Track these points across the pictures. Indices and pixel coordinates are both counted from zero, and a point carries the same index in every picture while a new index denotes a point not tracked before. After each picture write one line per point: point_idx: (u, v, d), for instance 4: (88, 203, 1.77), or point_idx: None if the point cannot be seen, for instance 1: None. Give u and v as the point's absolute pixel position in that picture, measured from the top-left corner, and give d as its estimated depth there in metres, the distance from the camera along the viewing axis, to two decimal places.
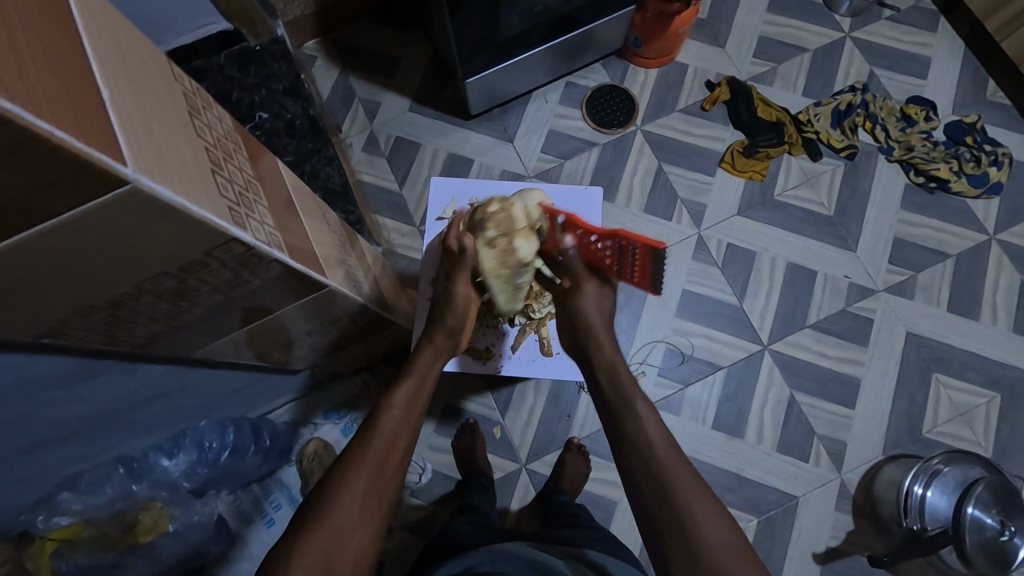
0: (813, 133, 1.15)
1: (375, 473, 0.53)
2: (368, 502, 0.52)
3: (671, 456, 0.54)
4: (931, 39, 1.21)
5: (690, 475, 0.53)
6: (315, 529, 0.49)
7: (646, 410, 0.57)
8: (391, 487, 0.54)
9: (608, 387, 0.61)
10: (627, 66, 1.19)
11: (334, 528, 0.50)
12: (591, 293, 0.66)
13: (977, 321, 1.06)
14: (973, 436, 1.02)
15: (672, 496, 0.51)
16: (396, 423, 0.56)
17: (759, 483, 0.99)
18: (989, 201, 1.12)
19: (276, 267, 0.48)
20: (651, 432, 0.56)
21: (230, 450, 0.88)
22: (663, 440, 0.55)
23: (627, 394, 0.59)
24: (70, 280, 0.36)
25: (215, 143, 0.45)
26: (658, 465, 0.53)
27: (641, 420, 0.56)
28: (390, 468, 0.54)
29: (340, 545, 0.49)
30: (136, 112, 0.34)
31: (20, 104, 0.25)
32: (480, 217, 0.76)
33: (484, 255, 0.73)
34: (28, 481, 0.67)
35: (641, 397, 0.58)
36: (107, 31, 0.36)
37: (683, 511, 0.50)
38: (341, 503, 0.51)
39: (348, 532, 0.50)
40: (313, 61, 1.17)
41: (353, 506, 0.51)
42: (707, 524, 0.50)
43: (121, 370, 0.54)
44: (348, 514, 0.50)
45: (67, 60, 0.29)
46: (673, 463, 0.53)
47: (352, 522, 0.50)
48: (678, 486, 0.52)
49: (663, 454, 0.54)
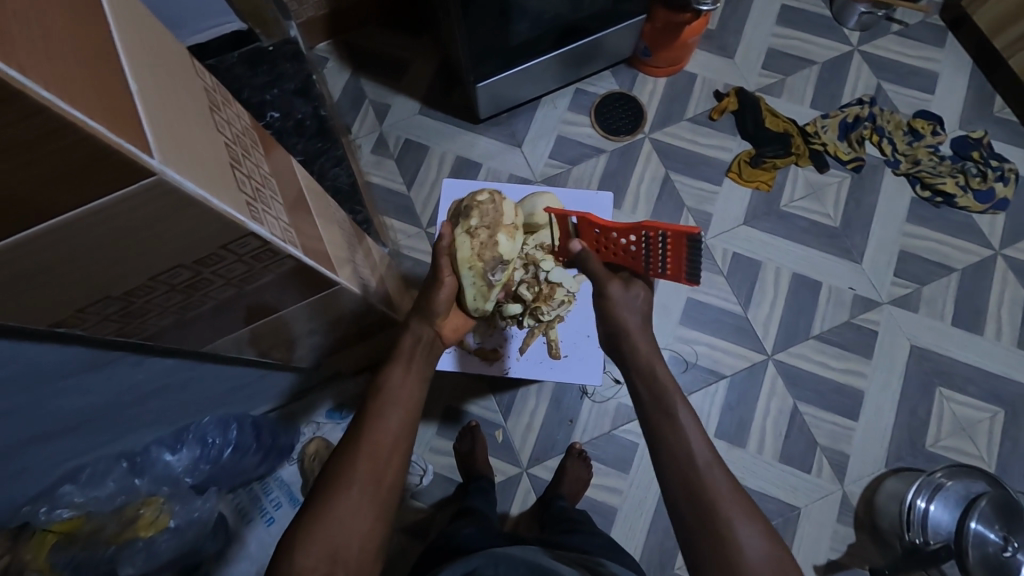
0: (820, 145, 1.15)
1: (375, 469, 0.53)
2: (370, 498, 0.52)
3: (715, 470, 0.54)
4: (938, 54, 1.21)
5: (730, 489, 0.53)
6: (318, 525, 0.50)
7: (688, 420, 0.58)
8: (395, 482, 0.54)
9: (646, 393, 0.61)
10: (635, 75, 1.20)
11: (336, 524, 0.50)
12: (621, 294, 0.64)
13: (981, 336, 1.06)
14: (975, 451, 1.01)
15: (718, 513, 0.51)
16: (404, 420, 0.57)
17: (759, 493, 0.99)
18: (994, 216, 1.12)
19: (290, 262, 0.49)
20: (693, 441, 0.56)
21: (233, 447, 0.87)
22: (706, 453, 0.55)
23: (671, 404, 0.59)
24: (88, 271, 0.36)
25: (233, 139, 0.46)
26: (700, 474, 0.54)
27: (684, 431, 0.57)
28: (392, 465, 0.54)
29: (342, 540, 0.50)
30: (162, 107, 0.35)
31: (54, 92, 0.25)
32: (466, 205, 0.73)
33: (462, 245, 0.70)
34: (30, 472, 0.67)
35: (681, 408, 0.58)
36: (136, 28, 0.36)
37: (728, 526, 0.51)
38: (343, 499, 0.51)
39: (350, 526, 0.50)
40: (324, 63, 1.19)
41: (355, 503, 0.51)
42: (754, 540, 0.50)
43: (127, 363, 0.54)
44: (351, 513, 0.51)
45: (99, 55, 0.30)
46: (712, 479, 0.53)
47: (354, 518, 0.51)
48: (718, 499, 0.52)
49: (705, 467, 0.54)
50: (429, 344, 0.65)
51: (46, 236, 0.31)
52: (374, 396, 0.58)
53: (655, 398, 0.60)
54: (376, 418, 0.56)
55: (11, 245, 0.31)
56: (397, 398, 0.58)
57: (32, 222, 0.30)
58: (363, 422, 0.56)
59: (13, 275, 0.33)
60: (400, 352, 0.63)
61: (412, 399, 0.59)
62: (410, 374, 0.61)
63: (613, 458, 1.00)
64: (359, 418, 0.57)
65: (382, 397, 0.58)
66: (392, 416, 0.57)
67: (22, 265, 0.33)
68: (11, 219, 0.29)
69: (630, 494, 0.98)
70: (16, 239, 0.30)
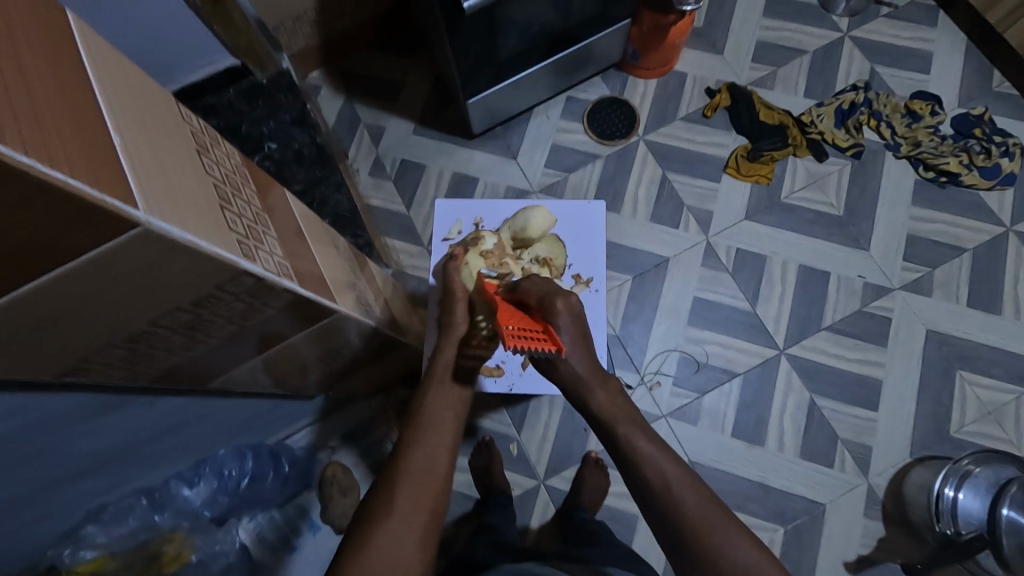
0: (817, 134, 1.14)
1: (416, 495, 0.53)
2: (412, 525, 0.51)
3: (685, 484, 0.54)
4: (931, 34, 1.20)
5: (711, 504, 0.53)
6: (358, 558, 0.49)
7: (650, 448, 0.56)
8: (435, 511, 0.53)
9: (621, 413, 0.59)
10: (626, 79, 1.20)
11: (378, 555, 0.49)
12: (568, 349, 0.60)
13: (1000, 315, 1.04)
14: (1004, 434, 0.99)
15: (701, 537, 0.51)
16: (437, 453, 0.57)
17: (783, 492, 0.97)
18: (1003, 192, 1.10)
19: (287, 296, 0.49)
20: (662, 467, 0.55)
21: (250, 477, 0.88)
22: (676, 471, 0.55)
23: (635, 426, 0.58)
24: (93, 317, 0.37)
25: (223, 179, 0.47)
26: (675, 497, 0.53)
27: (651, 456, 0.56)
28: (429, 492, 0.54)
29: (385, 571, 0.48)
30: (146, 155, 0.35)
31: (32, 155, 0.26)
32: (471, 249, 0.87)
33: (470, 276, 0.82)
34: (51, 518, 0.68)
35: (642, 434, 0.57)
36: (120, 80, 0.37)
37: (712, 543, 0.51)
38: (383, 528, 0.50)
39: (392, 559, 0.49)
40: (318, 90, 1.20)
41: (396, 534, 0.50)
42: (743, 553, 0.50)
43: (138, 403, 0.55)
44: (393, 544, 0.50)
45: (81, 112, 0.31)
46: (690, 498, 0.53)
47: (396, 547, 0.50)
48: (700, 521, 0.52)
49: (676, 483, 0.54)
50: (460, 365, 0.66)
51: (47, 286, 0.32)
52: (409, 427, 0.59)
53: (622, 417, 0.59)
54: (413, 448, 0.57)
55: (14, 298, 0.31)
56: (418, 430, 0.58)
57: (30, 276, 0.31)
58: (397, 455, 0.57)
59: (14, 326, 0.33)
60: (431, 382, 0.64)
61: (448, 426, 0.60)
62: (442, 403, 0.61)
63: None
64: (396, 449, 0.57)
65: (418, 426, 0.59)
66: (427, 443, 0.57)
67: (26, 316, 0.33)
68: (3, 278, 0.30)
69: None
70: (24, 289, 0.31)
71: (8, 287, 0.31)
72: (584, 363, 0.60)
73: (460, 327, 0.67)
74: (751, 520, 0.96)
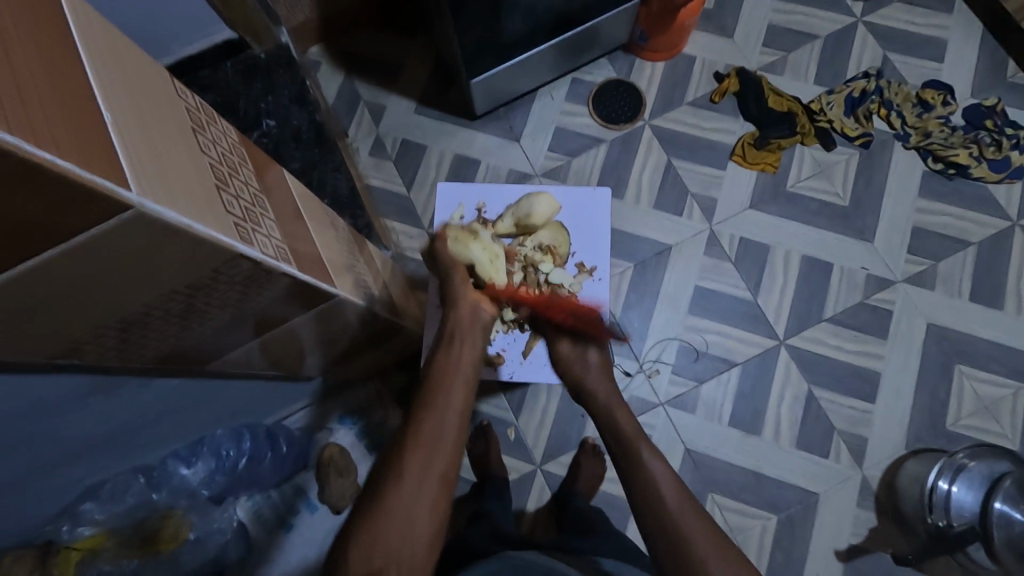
0: (826, 122, 1.12)
1: (425, 465, 0.53)
2: (422, 493, 0.52)
3: (686, 512, 0.56)
4: (947, 20, 1.17)
5: (711, 537, 0.54)
6: (374, 524, 0.50)
7: (661, 470, 0.60)
8: (444, 479, 0.53)
9: (622, 442, 0.64)
10: (633, 61, 1.17)
11: (389, 519, 0.50)
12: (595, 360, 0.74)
13: (1001, 310, 1.03)
14: (999, 429, 0.99)
15: (691, 555, 0.53)
16: (448, 422, 0.56)
17: (777, 481, 0.98)
18: (1011, 186, 1.09)
19: (285, 279, 0.48)
20: (667, 486, 0.58)
21: (247, 458, 0.88)
22: (681, 498, 0.57)
23: (643, 452, 0.62)
24: (86, 299, 0.36)
25: (220, 160, 0.45)
26: (674, 523, 0.55)
27: (654, 475, 0.60)
28: (439, 462, 0.54)
29: (397, 537, 0.49)
30: (138, 133, 0.34)
31: (19, 134, 0.25)
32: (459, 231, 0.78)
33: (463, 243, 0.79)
34: (49, 495, 0.68)
35: (653, 456, 0.62)
36: (110, 54, 0.36)
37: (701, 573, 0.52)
38: (394, 496, 0.51)
39: (405, 526, 0.50)
40: (318, 66, 1.18)
41: (407, 501, 0.51)
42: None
43: (133, 385, 0.54)
44: (403, 511, 0.50)
45: (69, 88, 0.29)
46: (689, 520, 0.55)
47: (408, 515, 0.50)
48: (697, 550, 0.53)
49: (678, 513, 0.56)
50: (473, 326, 0.67)
51: (32, 271, 0.31)
52: (420, 394, 0.59)
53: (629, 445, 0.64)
54: (422, 418, 0.56)
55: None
56: (430, 399, 0.58)
57: (12, 262, 0.30)
58: (408, 422, 0.56)
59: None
60: (442, 347, 0.64)
61: (461, 392, 0.60)
62: (452, 371, 0.61)
63: None
64: (409, 421, 0.57)
65: (430, 394, 0.59)
66: (437, 411, 0.57)
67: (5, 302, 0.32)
68: None
69: None
70: (5, 274, 0.30)
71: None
72: (601, 378, 0.72)
73: (468, 298, 0.68)
74: (746, 507, 0.97)
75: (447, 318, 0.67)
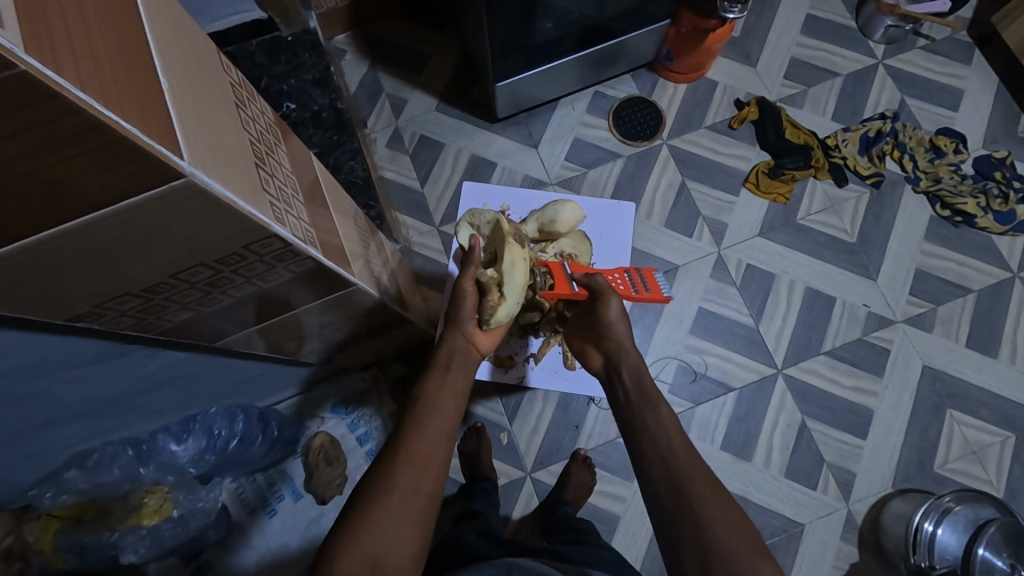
0: (840, 158, 1.14)
1: (414, 476, 0.53)
2: (410, 505, 0.51)
3: (691, 456, 0.54)
4: (965, 71, 1.20)
5: (711, 486, 0.52)
6: (359, 530, 0.49)
7: (667, 417, 0.58)
8: (431, 497, 0.53)
9: (633, 389, 0.62)
10: (656, 79, 1.18)
11: (374, 527, 0.49)
12: (615, 306, 0.67)
13: (995, 359, 1.05)
14: (984, 475, 1.00)
15: (687, 499, 0.51)
16: (437, 434, 0.57)
17: (763, 508, 0.98)
18: (1015, 238, 1.11)
19: (309, 262, 0.48)
20: (669, 431, 0.56)
21: (238, 439, 0.86)
22: (681, 443, 0.55)
23: (649, 400, 0.60)
24: (105, 269, 0.36)
25: (258, 136, 0.45)
26: (675, 466, 0.53)
27: (661, 419, 0.58)
28: (429, 474, 0.54)
29: (381, 545, 0.48)
30: (191, 103, 0.34)
31: (89, 92, 0.25)
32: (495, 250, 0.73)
33: (517, 269, 0.69)
34: (35, 459, 0.67)
35: (662, 403, 0.60)
36: (168, 21, 0.36)
37: (696, 515, 0.50)
38: (381, 507, 0.50)
39: (390, 536, 0.49)
40: (343, 54, 1.18)
41: (395, 511, 0.50)
42: (721, 527, 0.49)
43: (142, 354, 0.53)
44: (389, 521, 0.49)
45: (132, 52, 0.29)
46: (690, 465, 0.53)
47: (394, 523, 0.50)
48: (694, 495, 0.51)
49: (682, 455, 0.54)
50: (468, 356, 0.68)
51: (57, 237, 0.31)
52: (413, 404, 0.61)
53: (641, 393, 0.61)
54: (412, 430, 0.56)
55: (15, 247, 0.30)
56: (419, 409, 0.59)
57: (40, 226, 0.30)
58: (400, 432, 0.57)
59: (21, 274, 0.33)
60: (440, 369, 0.65)
61: (452, 410, 0.60)
62: (443, 390, 0.62)
63: (617, 466, 0.99)
64: (396, 431, 0.57)
65: (422, 406, 0.60)
66: (430, 426, 0.57)
67: (33, 263, 0.32)
68: (19, 221, 0.28)
69: (634, 503, 0.97)
70: (32, 236, 0.30)
71: (22, 231, 0.29)
72: (618, 311, 0.67)
73: (469, 324, 0.71)
74: None
75: (446, 341, 0.70)
